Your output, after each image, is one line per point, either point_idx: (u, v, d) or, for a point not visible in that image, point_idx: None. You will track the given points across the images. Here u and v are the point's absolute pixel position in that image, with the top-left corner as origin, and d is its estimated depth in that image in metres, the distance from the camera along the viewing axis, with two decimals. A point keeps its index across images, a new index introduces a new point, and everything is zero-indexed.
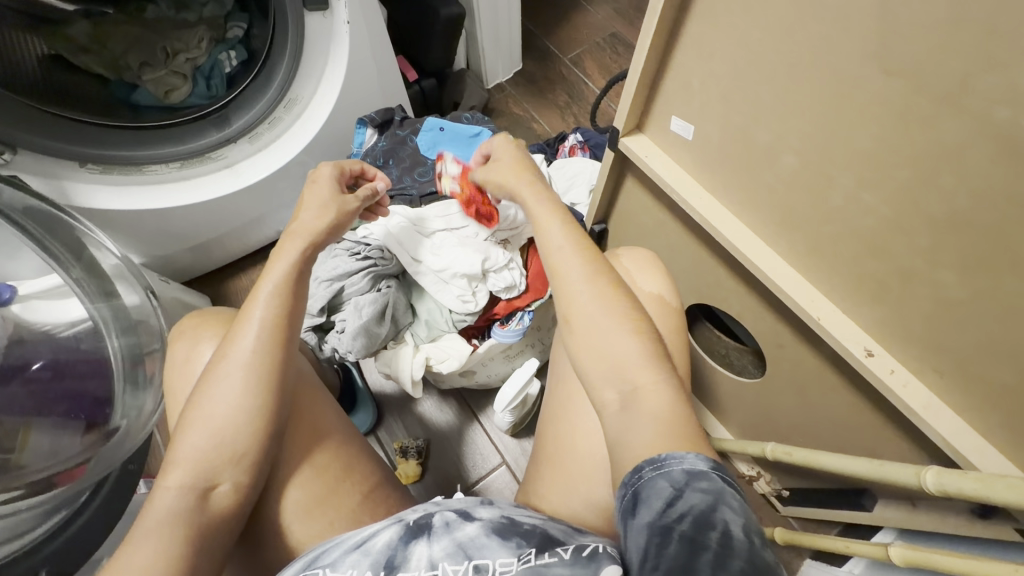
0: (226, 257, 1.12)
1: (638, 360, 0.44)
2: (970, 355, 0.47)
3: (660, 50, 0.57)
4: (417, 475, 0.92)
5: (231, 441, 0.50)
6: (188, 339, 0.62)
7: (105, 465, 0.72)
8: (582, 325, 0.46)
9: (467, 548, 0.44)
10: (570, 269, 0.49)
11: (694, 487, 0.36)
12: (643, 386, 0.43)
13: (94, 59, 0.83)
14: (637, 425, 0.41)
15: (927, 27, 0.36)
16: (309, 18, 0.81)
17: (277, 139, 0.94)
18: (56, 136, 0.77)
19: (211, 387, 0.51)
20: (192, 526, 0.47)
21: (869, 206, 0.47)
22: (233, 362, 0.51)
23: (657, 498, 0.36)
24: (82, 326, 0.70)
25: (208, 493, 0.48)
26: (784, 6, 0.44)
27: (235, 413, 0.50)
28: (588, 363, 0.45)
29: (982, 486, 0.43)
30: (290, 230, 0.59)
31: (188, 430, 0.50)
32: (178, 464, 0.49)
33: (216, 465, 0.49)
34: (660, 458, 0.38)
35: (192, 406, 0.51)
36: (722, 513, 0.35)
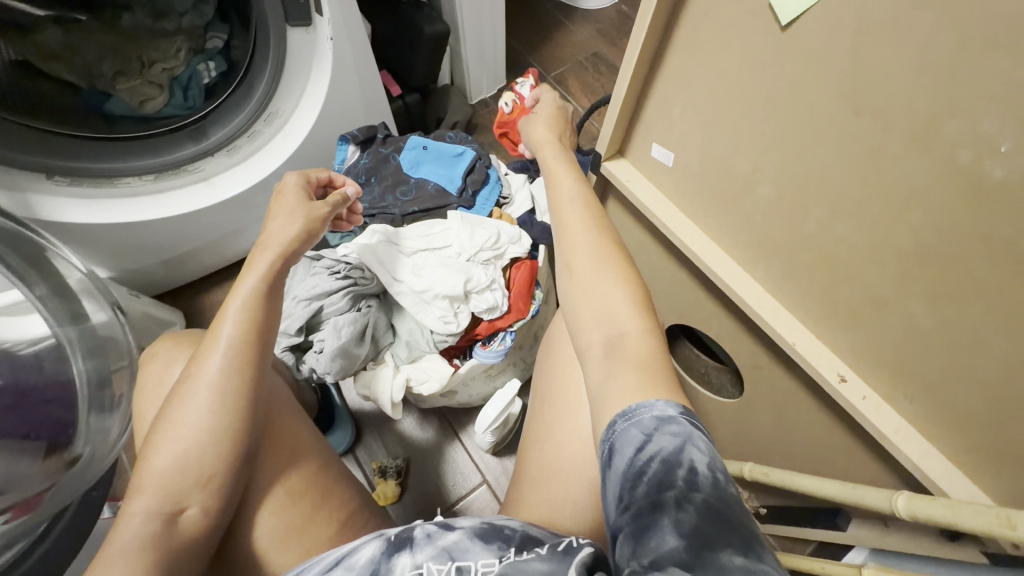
0: (202, 270, 1.09)
1: (626, 307, 0.45)
2: (937, 383, 0.48)
3: (642, 80, 0.59)
4: (396, 496, 0.91)
5: (198, 463, 0.48)
6: (160, 362, 0.60)
7: (66, 494, 0.65)
8: (577, 271, 0.48)
9: (450, 550, 0.42)
10: (575, 218, 0.51)
11: (663, 431, 0.34)
12: (628, 331, 0.43)
13: (64, 66, 0.79)
14: (617, 368, 0.41)
15: (896, 74, 0.38)
16: (292, 33, 0.80)
17: (257, 152, 0.92)
18: (23, 146, 0.75)
19: (177, 407, 0.49)
20: (158, 552, 0.46)
21: (842, 238, 0.49)
22: (202, 382, 0.50)
23: (629, 445, 0.34)
24: (44, 344, 0.65)
25: (174, 519, 0.47)
26: (762, 45, 0.45)
27: (201, 435, 0.48)
28: (580, 306, 0.47)
29: (952, 512, 0.44)
30: (262, 242, 0.58)
31: (153, 455, 0.48)
32: (144, 489, 0.47)
33: (183, 489, 0.47)
34: (630, 410, 0.36)
35: (158, 430, 0.49)
36: (691, 453, 0.32)
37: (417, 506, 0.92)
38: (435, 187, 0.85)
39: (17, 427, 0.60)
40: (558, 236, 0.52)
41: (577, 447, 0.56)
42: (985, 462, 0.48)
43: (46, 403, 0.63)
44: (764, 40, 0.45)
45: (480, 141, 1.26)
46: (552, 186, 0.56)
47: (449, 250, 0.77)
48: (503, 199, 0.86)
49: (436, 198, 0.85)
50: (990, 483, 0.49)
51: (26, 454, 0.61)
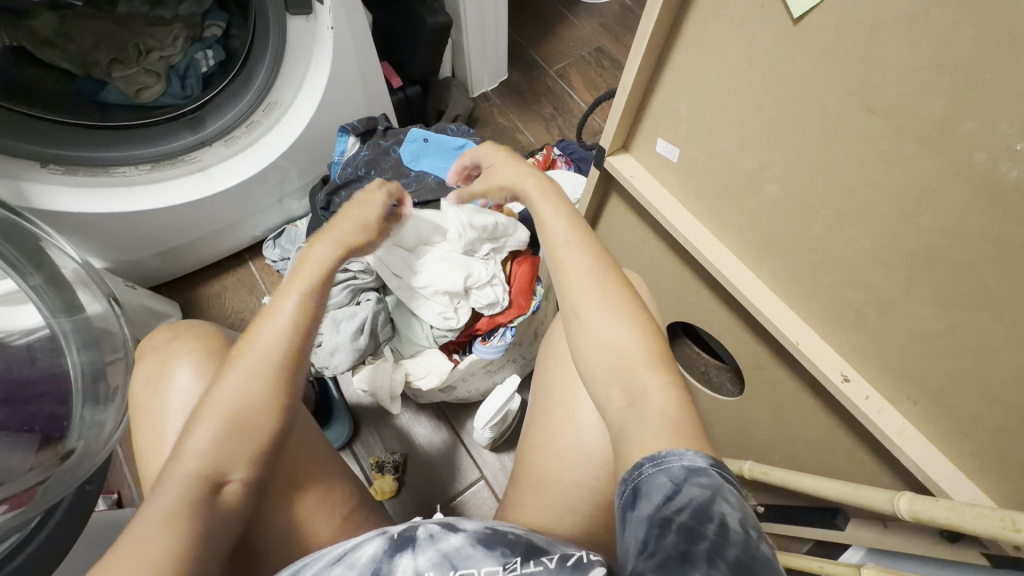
0: (199, 261, 1.08)
1: (642, 356, 0.45)
2: (943, 386, 0.48)
3: (648, 75, 0.58)
4: (394, 491, 0.90)
5: (250, 434, 0.46)
6: (158, 354, 0.59)
7: (61, 488, 0.62)
8: (586, 318, 0.48)
9: (452, 557, 0.42)
10: (577, 263, 0.50)
11: (693, 482, 0.34)
12: (649, 383, 0.43)
13: (59, 54, 0.78)
14: (644, 417, 0.41)
15: (910, 71, 0.37)
16: (292, 22, 0.79)
17: (255, 143, 0.91)
18: (15, 134, 0.74)
19: (233, 374, 0.48)
20: (200, 518, 0.42)
21: (849, 238, 0.48)
22: (257, 352, 0.49)
23: (657, 492, 0.34)
24: (38, 335, 0.64)
25: (218, 490, 0.44)
26: (773, 40, 0.45)
27: (258, 404, 0.47)
28: (592, 358, 0.47)
29: (954, 514, 0.44)
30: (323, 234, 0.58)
31: (198, 422, 0.46)
32: (184, 455, 0.44)
33: (231, 457, 0.45)
34: (660, 455, 0.36)
35: (208, 396, 0.47)
36: (721, 506, 0.32)
37: (415, 501, 0.92)
38: (436, 180, 0.84)
39: (9, 419, 0.60)
40: (559, 283, 0.51)
41: (578, 446, 0.55)
42: (989, 464, 0.48)
43: (39, 392, 0.62)
44: (776, 35, 0.44)
45: (481, 134, 1.25)
46: (542, 225, 0.54)
47: (447, 244, 0.75)
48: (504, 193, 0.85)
49: (435, 190, 0.83)
50: (993, 486, 0.48)
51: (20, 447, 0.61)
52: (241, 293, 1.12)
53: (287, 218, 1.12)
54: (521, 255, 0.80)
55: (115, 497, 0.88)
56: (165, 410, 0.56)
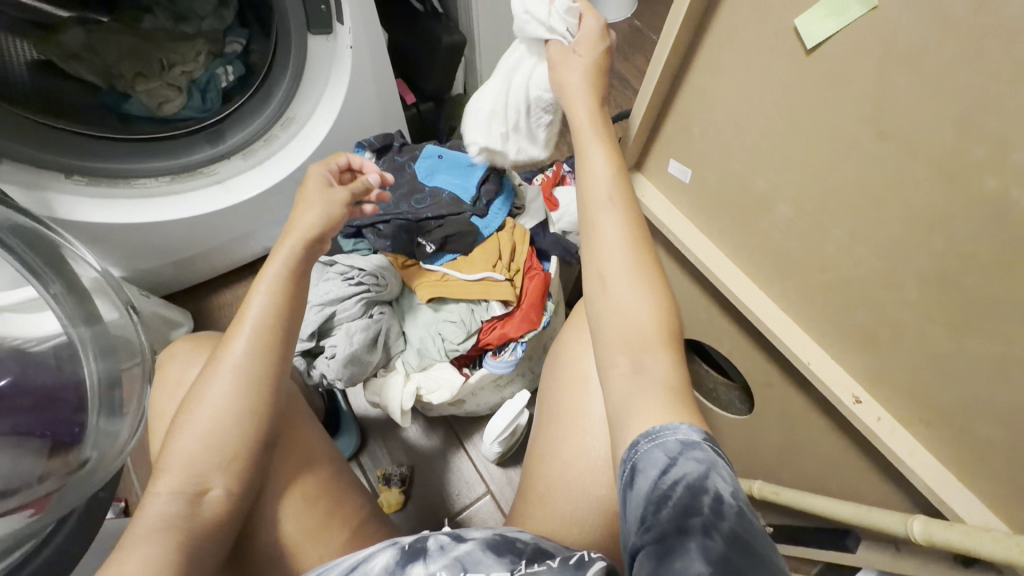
0: (212, 271, 1.10)
1: (657, 333, 0.46)
2: (956, 408, 0.48)
3: (662, 97, 0.59)
4: (400, 503, 0.90)
5: (221, 444, 0.49)
6: (180, 362, 0.60)
7: (71, 497, 0.63)
8: (609, 282, 0.48)
9: (462, 560, 0.42)
10: (606, 225, 0.50)
11: (687, 456, 0.35)
12: (655, 357, 0.44)
13: (86, 67, 0.81)
14: (646, 387, 0.43)
15: (922, 100, 0.39)
16: (313, 41, 0.81)
17: (272, 156, 0.93)
18: (45, 144, 0.76)
19: (204, 387, 0.50)
20: (181, 529, 0.45)
21: (861, 259, 0.49)
22: (228, 363, 0.51)
23: (653, 467, 0.35)
24: (55, 342, 0.64)
25: (198, 499, 0.47)
26: (787, 67, 0.46)
27: (229, 415, 0.49)
28: (611, 317, 0.47)
29: (970, 538, 0.44)
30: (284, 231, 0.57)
31: (178, 435, 0.49)
32: (165, 468, 0.48)
33: (205, 468, 0.48)
34: (654, 430, 0.38)
35: (184, 411, 0.50)
36: (715, 479, 0.33)
37: (420, 515, 0.92)
38: (450, 197, 0.81)
39: (27, 424, 0.59)
40: (587, 236, 0.51)
41: (589, 462, 0.56)
42: (1001, 488, 0.48)
43: (56, 402, 0.61)
44: (790, 62, 0.45)
45: None
46: (582, 168, 0.54)
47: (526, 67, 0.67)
48: (517, 210, 0.85)
49: (451, 207, 0.81)
50: (1007, 510, 0.48)
51: (31, 453, 0.59)
52: None
53: None
54: (534, 269, 0.79)
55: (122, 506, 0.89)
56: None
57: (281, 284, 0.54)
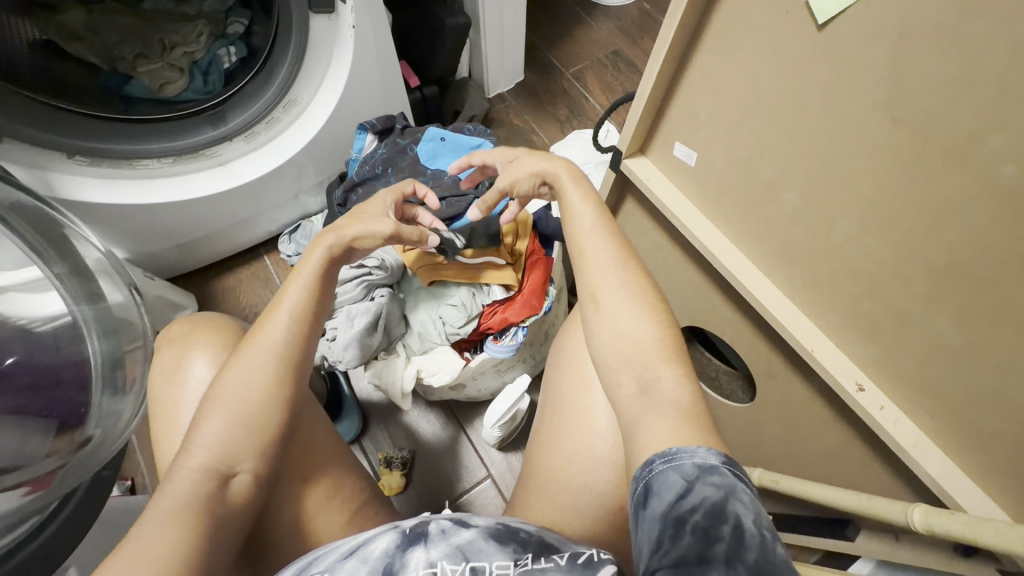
0: (214, 255, 1.10)
1: (657, 347, 0.45)
2: (962, 398, 0.47)
3: (669, 79, 0.58)
4: (400, 487, 0.91)
5: (258, 427, 0.48)
6: (180, 345, 0.60)
7: (75, 475, 0.63)
8: (606, 306, 0.48)
9: (464, 549, 0.42)
10: (598, 252, 0.51)
11: (705, 481, 0.33)
12: (663, 375, 0.44)
13: (86, 48, 0.79)
14: (657, 406, 0.42)
15: (937, 81, 0.37)
16: (314, 21, 0.79)
17: (274, 138, 0.93)
18: (35, 123, 0.75)
19: (234, 371, 0.50)
20: (209, 511, 0.43)
21: (870, 246, 0.48)
22: (263, 350, 0.51)
23: (669, 491, 0.34)
24: (60, 323, 0.64)
25: (227, 482, 0.45)
26: (797, 46, 0.44)
27: (261, 399, 0.48)
28: (609, 343, 0.47)
29: (971, 529, 0.44)
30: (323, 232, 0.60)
31: (204, 418, 0.48)
32: (193, 447, 0.46)
33: (240, 449, 0.47)
34: (671, 452, 0.36)
35: (218, 389, 0.49)
36: (734, 506, 0.32)
37: (422, 498, 0.92)
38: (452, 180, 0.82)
39: (31, 404, 0.59)
40: (580, 273, 0.51)
41: (589, 447, 0.55)
42: (1005, 481, 0.47)
43: (60, 382, 0.62)
44: (801, 42, 0.44)
45: (496, 135, 1.26)
46: (567, 213, 0.55)
47: None
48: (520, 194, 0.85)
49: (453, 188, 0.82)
50: (1011, 502, 0.48)
51: (38, 430, 0.60)
52: (256, 286, 1.14)
53: (303, 214, 1.13)
54: (536, 256, 0.78)
55: (127, 484, 0.91)
56: (188, 396, 0.57)
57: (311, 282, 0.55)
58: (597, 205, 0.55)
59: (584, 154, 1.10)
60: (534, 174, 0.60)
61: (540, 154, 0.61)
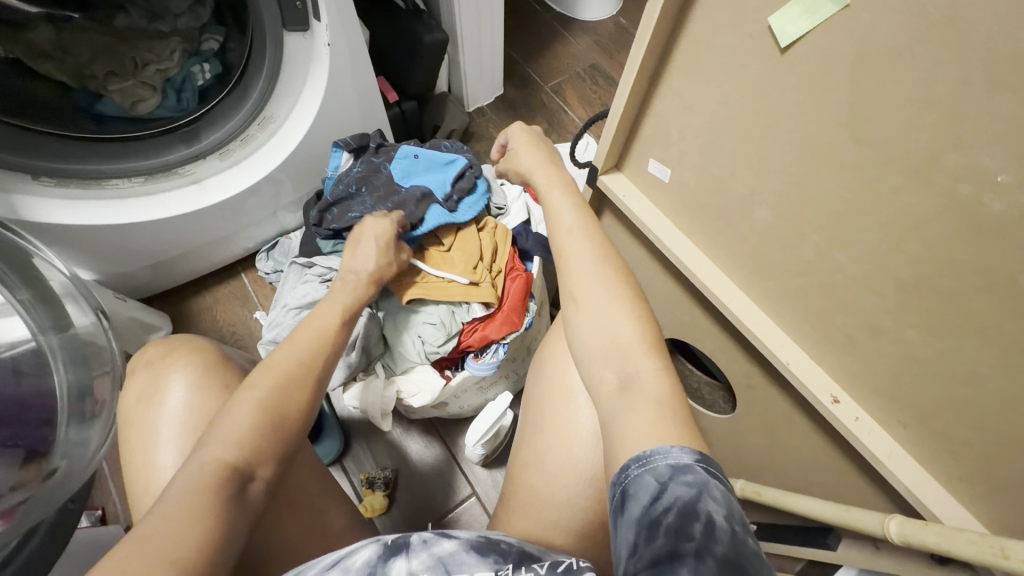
0: (190, 273, 1.07)
1: (637, 343, 0.45)
2: (932, 409, 0.48)
3: (640, 97, 0.58)
4: (383, 508, 0.89)
5: (281, 434, 0.46)
6: (150, 371, 0.59)
7: (41, 509, 0.60)
8: (584, 304, 0.48)
9: (446, 561, 0.41)
10: (579, 251, 0.50)
11: (678, 480, 0.33)
12: (641, 368, 0.43)
13: (56, 66, 0.77)
14: (635, 399, 0.41)
15: (896, 104, 0.38)
16: (288, 38, 0.79)
17: (249, 156, 0.92)
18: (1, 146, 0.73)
19: (258, 378, 0.48)
20: (223, 513, 0.39)
21: (838, 262, 0.49)
22: (286, 360, 0.51)
23: (644, 493, 0.34)
24: (22, 348, 0.61)
25: (244, 485, 0.42)
26: (763, 68, 0.45)
27: (291, 409, 0.48)
28: (590, 341, 0.46)
29: (945, 539, 0.44)
30: (352, 267, 0.66)
31: (226, 417, 0.45)
32: (214, 443, 0.43)
33: (263, 451, 0.44)
34: (645, 454, 0.36)
35: (244, 391, 0.47)
36: (706, 504, 0.32)
37: (405, 518, 0.91)
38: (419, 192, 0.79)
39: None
40: (562, 273, 0.51)
41: (570, 466, 0.55)
42: (977, 489, 0.48)
43: (26, 411, 0.59)
44: (765, 64, 0.45)
45: (476, 149, 1.26)
46: (549, 213, 0.55)
47: None
48: (499, 210, 0.85)
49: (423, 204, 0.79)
50: (982, 510, 0.49)
51: (3, 463, 0.57)
52: (233, 305, 1.11)
53: (280, 231, 1.12)
54: (516, 271, 0.78)
55: (98, 514, 0.88)
56: (156, 426, 0.55)
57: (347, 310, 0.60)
58: (575, 203, 0.54)
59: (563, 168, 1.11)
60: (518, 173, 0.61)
61: (533, 150, 0.60)
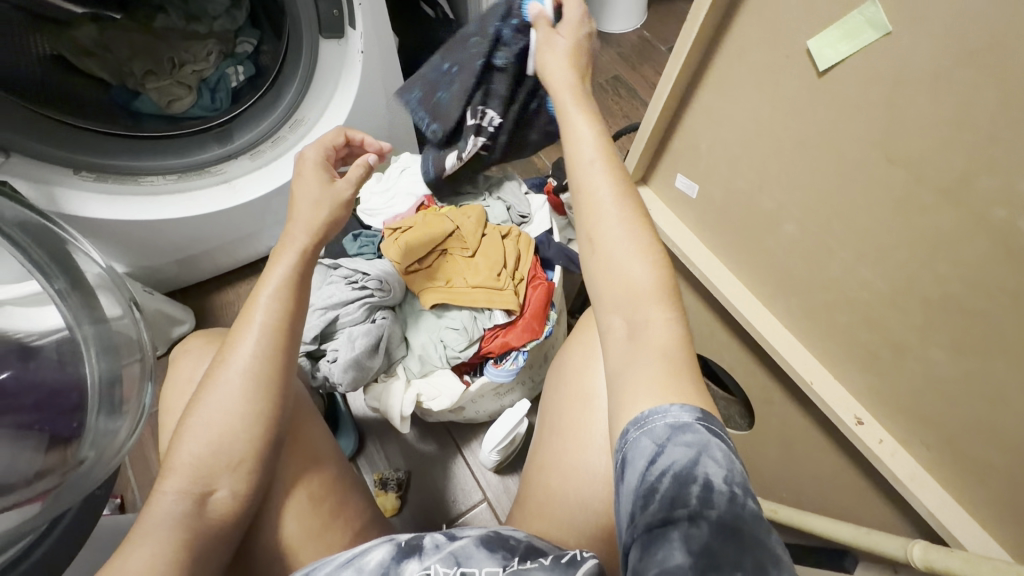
0: (217, 268, 1.10)
1: (651, 293, 0.42)
2: (959, 433, 0.48)
3: (671, 112, 0.59)
4: (396, 508, 0.90)
5: (228, 447, 0.48)
6: (194, 356, 0.61)
7: (71, 496, 0.58)
8: (602, 248, 0.45)
9: (456, 554, 0.42)
10: (599, 186, 0.46)
11: (675, 442, 0.33)
12: (652, 317, 0.42)
13: (97, 63, 0.81)
14: (641, 352, 0.40)
15: (934, 127, 0.38)
16: (324, 45, 0.81)
17: (278, 158, 0.93)
18: (48, 139, 0.76)
19: (207, 395, 0.50)
20: (188, 530, 0.45)
21: (867, 283, 0.49)
22: (232, 370, 0.50)
23: (641, 457, 0.34)
24: (60, 337, 0.59)
25: (204, 500, 0.47)
26: (797, 88, 0.46)
27: (234, 422, 0.49)
28: (604, 283, 0.44)
29: (969, 565, 0.44)
30: (289, 227, 0.57)
31: (184, 436, 0.49)
32: (173, 469, 0.48)
33: (215, 470, 0.48)
34: (642, 417, 0.36)
35: (189, 415, 0.49)
36: (704, 465, 0.31)
37: (417, 518, 0.91)
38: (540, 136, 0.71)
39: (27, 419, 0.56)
40: (579, 207, 0.47)
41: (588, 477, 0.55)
42: (1002, 513, 0.48)
43: (57, 399, 0.58)
44: (799, 85, 0.46)
45: None
46: (566, 140, 0.50)
47: None
48: (522, 218, 0.84)
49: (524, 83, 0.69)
50: (1007, 536, 0.48)
51: (28, 447, 0.56)
52: None
53: None
54: (538, 279, 0.78)
55: (118, 502, 0.90)
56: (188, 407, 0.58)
57: (286, 290, 0.54)
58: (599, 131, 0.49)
59: None
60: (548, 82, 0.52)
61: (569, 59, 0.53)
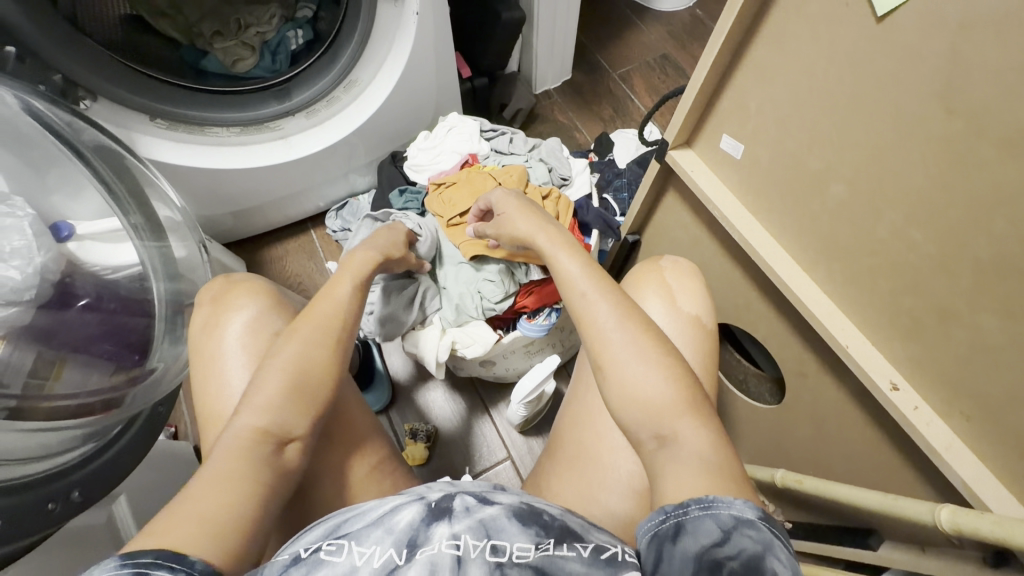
0: (268, 225, 1.16)
1: (679, 403, 0.43)
2: (1001, 401, 0.47)
3: (722, 69, 0.59)
4: (423, 459, 0.94)
5: (306, 400, 0.49)
6: (210, 306, 0.63)
7: (139, 404, 0.68)
8: (612, 364, 0.46)
9: (486, 525, 0.38)
10: (597, 312, 0.48)
11: (742, 532, 0.34)
12: (683, 432, 0.42)
13: (169, 23, 0.85)
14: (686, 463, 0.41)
15: (999, 74, 0.38)
16: (381, 7, 0.85)
17: (333, 117, 0.98)
18: (116, 80, 0.79)
19: (287, 349, 0.51)
20: (266, 471, 0.44)
21: (916, 244, 0.48)
22: (314, 327, 0.54)
23: (704, 534, 0.35)
24: (124, 273, 0.72)
25: (279, 447, 0.47)
26: (856, 38, 0.45)
27: (314, 374, 0.51)
28: (622, 405, 0.45)
29: (999, 527, 0.43)
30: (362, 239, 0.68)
31: (257, 386, 0.49)
32: (246, 411, 0.47)
33: (291, 417, 0.48)
34: (707, 498, 0.37)
35: (263, 368, 0.50)
36: (772, 562, 0.32)
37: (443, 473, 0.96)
38: None
39: (103, 333, 0.68)
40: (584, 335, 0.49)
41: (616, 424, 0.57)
42: None
43: (129, 312, 0.71)
44: (859, 34, 0.45)
45: (540, 131, 1.29)
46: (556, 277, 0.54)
47: None
48: (564, 180, 0.89)
49: None
50: None
51: (98, 369, 0.66)
52: (301, 259, 1.20)
53: (350, 193, 1.18)
54: None
55: (172, 430, 0.98)
56: (218, 357, 0.60)
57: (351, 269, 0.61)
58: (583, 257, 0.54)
59: (625, 153, 1.12)
60: (521, 238, 0.62)
61: (529, 214, 0.63)
